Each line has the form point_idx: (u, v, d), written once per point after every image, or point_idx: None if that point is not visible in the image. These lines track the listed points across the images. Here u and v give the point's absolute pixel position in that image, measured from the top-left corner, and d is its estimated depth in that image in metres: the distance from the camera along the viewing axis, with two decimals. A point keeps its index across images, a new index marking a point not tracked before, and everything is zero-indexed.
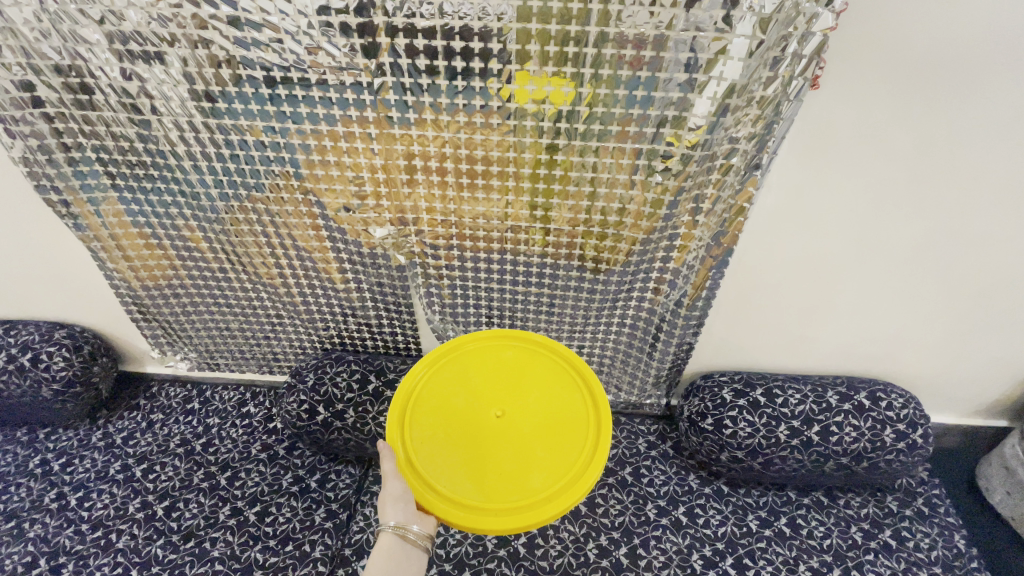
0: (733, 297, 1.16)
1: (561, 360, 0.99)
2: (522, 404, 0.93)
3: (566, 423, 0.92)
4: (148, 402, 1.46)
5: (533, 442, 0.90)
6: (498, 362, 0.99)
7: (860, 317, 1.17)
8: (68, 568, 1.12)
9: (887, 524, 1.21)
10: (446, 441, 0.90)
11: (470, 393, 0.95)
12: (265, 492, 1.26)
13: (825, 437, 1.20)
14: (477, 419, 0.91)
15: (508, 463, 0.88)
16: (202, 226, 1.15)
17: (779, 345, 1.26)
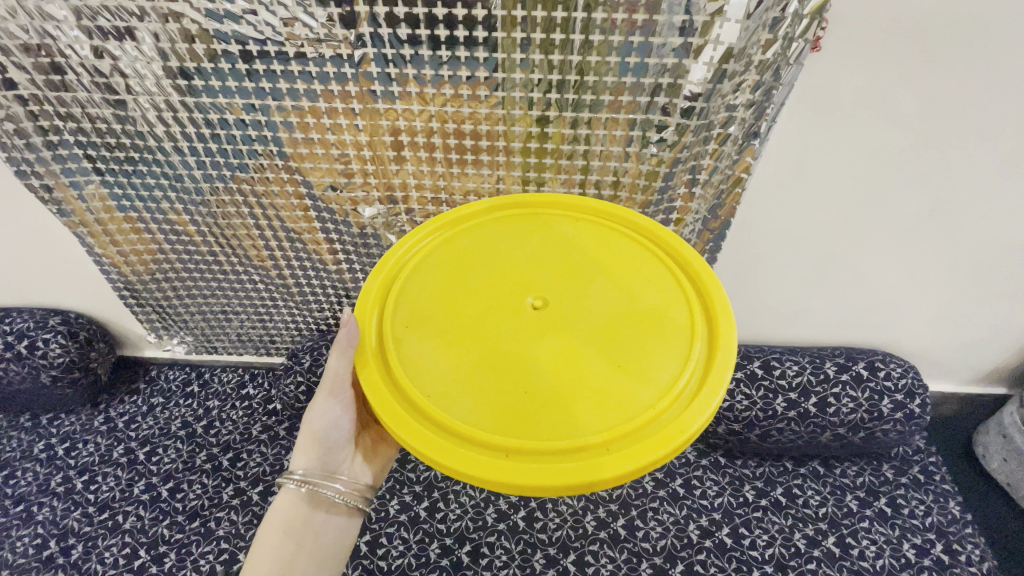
0: (735, 264, 1.12)
1: (625, 241, 0.80)
2: (574, 303, 0.72)
3: (647, 327, 0.71)
4: (148, 385, 1.47)
5: (588, 349, 0.68)
6: (531, 250, 0.78)
7: (865, 281, 1.14)
8: (78, 550, 1.15)
9: (883, 492, 1.22)
10: (461, 363, 0.68)
11: (490, 296, 0.73)
12: (268, 472, 1.27)
13: (822, 408, 1.20)
14: (509, 311, 0.71)
15: (568, 384, 0.66)
16: (189, 209, 1.13)
17: (779, 315, 1.24)
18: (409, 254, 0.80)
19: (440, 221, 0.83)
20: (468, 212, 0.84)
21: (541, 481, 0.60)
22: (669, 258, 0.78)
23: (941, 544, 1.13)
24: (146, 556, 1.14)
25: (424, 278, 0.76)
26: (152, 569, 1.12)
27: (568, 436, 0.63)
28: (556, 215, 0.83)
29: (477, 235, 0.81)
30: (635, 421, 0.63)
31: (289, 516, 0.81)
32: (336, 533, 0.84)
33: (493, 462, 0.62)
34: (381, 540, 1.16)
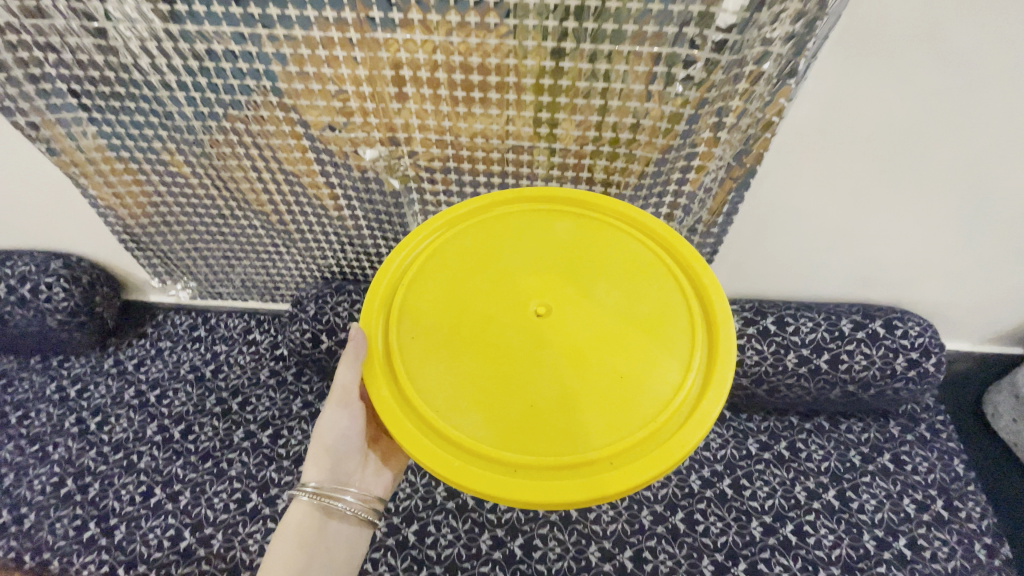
0: (745, 237, 1.10)
1: (630, 241, 0.76)
2: (579, 311, 0.69)
3: (649, 336, 0.69)
4: (155, 329, 1.47)
5: (591, 360, 0.67)
6: (534, 247, 0.75)
7: (875, 253, 1.12)
8: (95, 487, 1.18)
9: (888, 448, 1.22)
10: (466, 376, 0.67)
11: (493, 301, 0.70)
12: (277, 416, 1.29)
13: (834, 365, 1.18)
14: (510, 317, 0.69)
15: (569, 396, 0.66)
16: (182, 149, 1.07)
17: (786, 284, 1.23)
18: (411, 257, 0.76)
19: (442, 218, 0.79)
20: (470, 207, 0.79)
21: (545, 497, 0.61)
22: (669, 258, 0.75)
23: (941, 500, 1.14)
24: (162, 494, 1.17)
25: (428, 282, 0.73)
26: (168, 506, 1.15)
27: (571, 451, 0.63)
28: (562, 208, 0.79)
29: (478, 231, 0.78)
30: (634, 437, 0.64)
31: (303, 524, 0.80)
32: (348, 545, 0.83)
33: (500, 478, 0.63)
34: None
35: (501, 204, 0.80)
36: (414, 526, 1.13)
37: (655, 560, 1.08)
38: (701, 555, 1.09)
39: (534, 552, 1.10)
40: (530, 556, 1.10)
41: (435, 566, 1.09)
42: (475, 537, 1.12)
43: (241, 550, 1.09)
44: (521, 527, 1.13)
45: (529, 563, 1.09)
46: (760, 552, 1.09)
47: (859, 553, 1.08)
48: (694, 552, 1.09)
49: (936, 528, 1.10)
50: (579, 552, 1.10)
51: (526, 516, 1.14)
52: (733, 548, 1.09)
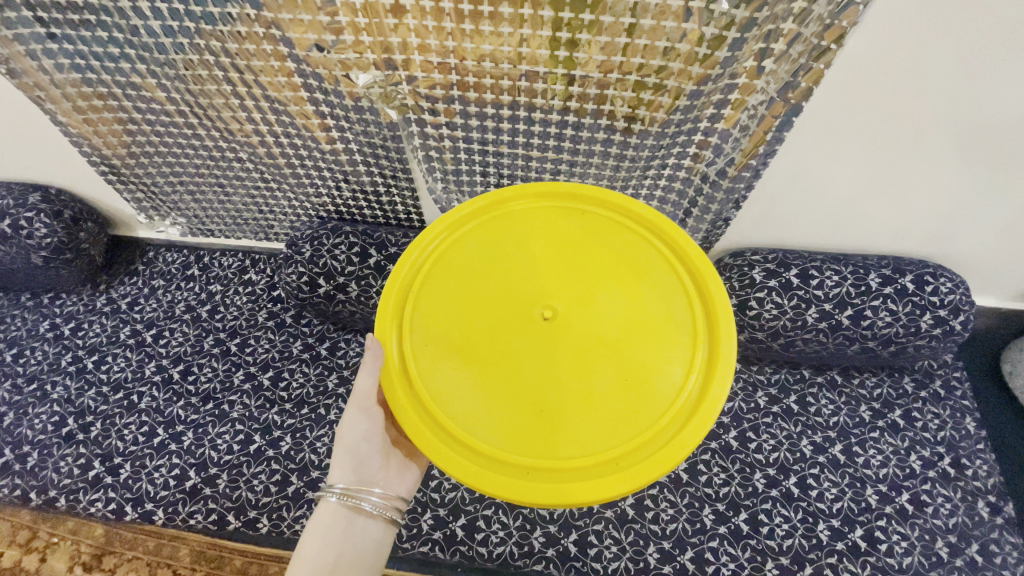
0: (772, 191, 1.03)
1: (636, 237, 0.68)
2: (588, 311, 0.63)
3: (657, 338, 0.63)
4: (147, 267, 1.41)
5: (601, 367, 0.61)
6: (540, 242, 0.67)
7: (907, 210, 1.04)
8: (97, 426, 1.18)
9: (899, 404, 1.19)
10: (469, 382, 0.62)
11: (497, 302, 0.64)
12: (277, 359, 1.26)
13: (856, 321, 1.12)
14: (514, 319, 0.63)
15: (577, 403, 0.61)
16: (154, 73, 0.96)
17: (807, 240, 1.16)
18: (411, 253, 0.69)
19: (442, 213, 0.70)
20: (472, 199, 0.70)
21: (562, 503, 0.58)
22: (676, 251, 0.67)
23: (949, 458, 1.13)
24: (164, 434, 1.17)
25: (428, 284, 0.66)
26: (172, 447, 1.15)
27: (582, 458, 0.60)
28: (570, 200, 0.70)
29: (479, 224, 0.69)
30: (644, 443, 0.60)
31: (328, 523, 0.74)
32: (375, 546, 0.76)
33: (514, 484, 0.59)
34: None
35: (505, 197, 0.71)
36: None
37: (656, 508, 1.09)
38: (703, 504, 1.09)
39: None
40: None
41: (438, 509, 1.10)
42: None
43: (246, 490, 1.10)
44: None
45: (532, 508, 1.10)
46: (762, 503, 1.09)
47: (859, 507, 1.08)
48: (695, 501, 1.09)
49: (940, 485, 1.10)
50: None
51: None
52: (735, 498, 1.09)
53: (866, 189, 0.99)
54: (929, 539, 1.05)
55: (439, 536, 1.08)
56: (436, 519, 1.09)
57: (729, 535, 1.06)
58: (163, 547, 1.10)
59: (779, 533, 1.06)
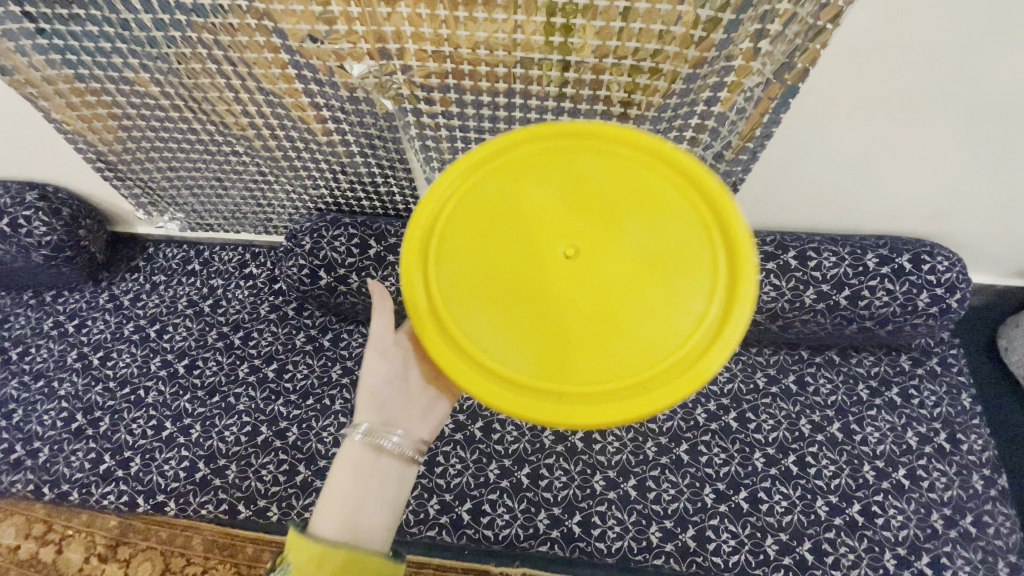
0: (769, 174, 1.03)
1: (654, 171, 0.66)
2: (607, 244, 0.63)
3: (681, 258, 0.64)
4: (147, 263, 1.42)
5: (621, 295, 0.62)
6: (562, 170, 0.66)
7: (905, 189, 1.04)
8: (105, 421, 1.20)
9: (896, 382, 1.21)
10: (495, 316, 0.64)
11: (522, 240, 0.64)
12: (280, 351, 1.27)
13: (854, 301, 1.13)
14: (538, 256, 0.63)
15: (598, 333, 0.63)
16: (147, 68, 0.95)
17: (806, 221, 1.17)
18: (438, 208, 0.67)
19: (459, 167, 0.68)
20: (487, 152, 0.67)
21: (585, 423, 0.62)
22: (689, 184, 0.65)
23: (944, 433, 1.15)
24: (172, 427, 1.18)
25: (452, 222, 0.66)
26: (180, 439, 1.17)
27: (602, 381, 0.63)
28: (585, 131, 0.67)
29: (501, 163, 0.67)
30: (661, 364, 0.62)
31: (353, 456, 0.75)
32: (399, 483, 0.76)
33: (545, 407, 0.63)
34: None
35: (520, 144, 0.67)
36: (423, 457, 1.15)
37: (658, 488, 1.11)
38: (703, 484, 1.11)
39: (541, 481, 1.12)
40: (537, 484, 1.12)
41: (444, 494, 1.12)
42: (483, 466, 1.14)
43: (255, 480, 1.12)
44: (528, 457, 1.14)
45: (536, 491, 1.12)
46: (761, 482, 1.11)
47: (857, 483, 1.10)
48: (696, 481, 1.12)
49: (936, 460, 1.12)
50: (584, 480, 1.12)
51: (533, 447, 1.15)
52: (735, 477, 1.12)
53: (864, 169, 0.99)
54: (925, 512, 1.07)
55: (446, 521, 1.10)
56: (443, 504, 1.11)
57: (729, 513, 1.08)
58: (176, 535, 1.12)
59: (778, 510, 1.08)
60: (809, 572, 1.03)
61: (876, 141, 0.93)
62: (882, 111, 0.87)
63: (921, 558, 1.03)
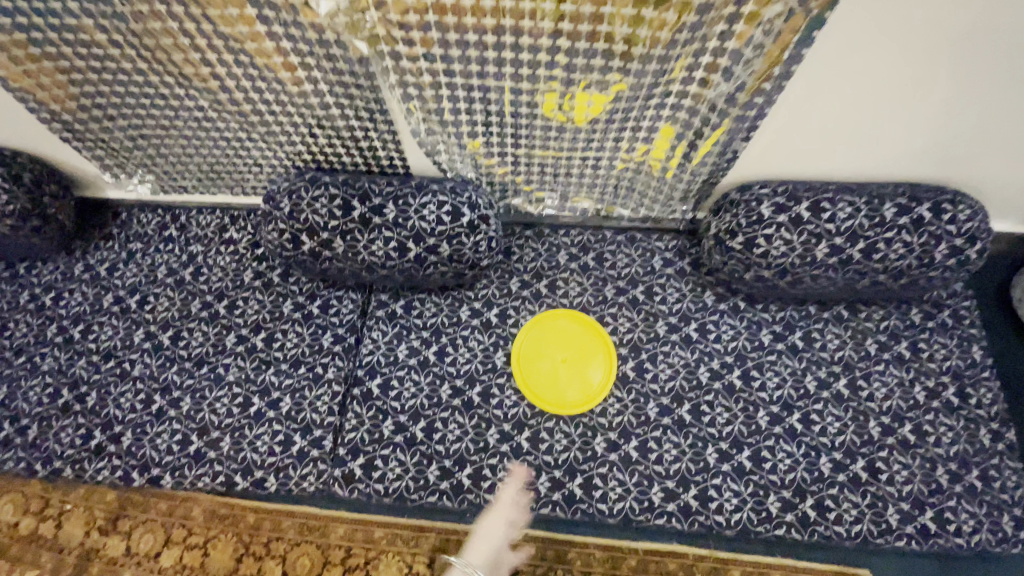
0: (786, 120, 0.94)
1: (596, 343, 1.17)
2: (579, 337, 1.18)
3: (605, 353, 1.16)
4: (121, 230, 1.34)
5: (579, 360, 1.15)
6: (559, 340, 1.18)
7: (933, 132, 0.95)
8: (92, 396, 1.16)
9: (906, 336, 1.17)
10: (533, 361, 1.16)
11: (544, 342, 1.17)
12: (268, 319, 1.21)
13: (868, 255, 1.07)
14: (552, 343, 1.17)
15: (572, 378, 1.14)
16: (90, 13, 0.87)
17: (822, 171, 1.08)
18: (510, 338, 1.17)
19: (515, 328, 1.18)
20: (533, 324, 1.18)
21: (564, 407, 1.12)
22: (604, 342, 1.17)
23: (953, 387, 1.12)
24: (162, 401, 1.15)
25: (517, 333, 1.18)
26: (170, 413, 1.14)
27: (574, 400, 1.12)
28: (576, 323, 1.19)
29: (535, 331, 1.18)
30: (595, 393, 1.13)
31: None
32: None
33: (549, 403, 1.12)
34: (393, 383, 1.15)
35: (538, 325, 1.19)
36: (421, 423, 1.12)
37: (660, 449, 1.09)
38: (706, 444, 1.09)
39: (541, 444, 1.10)
40: (537, 448, 1.10)
41: (444, 460, 1.10)
42: (482, 432, 1.11)
43: (250, 451, 1.10)
44: (527, 421, 1.12)
45: (536, 455, 1.10)
46: (765, 440, 1.09)
47: (862, 439, 1.08)
48: (699, 441, 1.10)
49: (943, 415, 1.10)
50: (585, 443, 1.10)
51: (532, 411, 1.13)
52: (738, 437, 1.10)
53: (890, 111, 0.91)
54: (930, 467, 1.06)
55: (446, 487, 1.08)
56: (442, 470, 1.09)
57: (732, 472, 1.07)
58: (176, 507, 1.11)
59: (782, 468, 1.07)
60: (811, 528, 1.03)
61: (915, 77, 0.84)
62: (927, 40, 0.77)
63: (924, 513, 1.03)
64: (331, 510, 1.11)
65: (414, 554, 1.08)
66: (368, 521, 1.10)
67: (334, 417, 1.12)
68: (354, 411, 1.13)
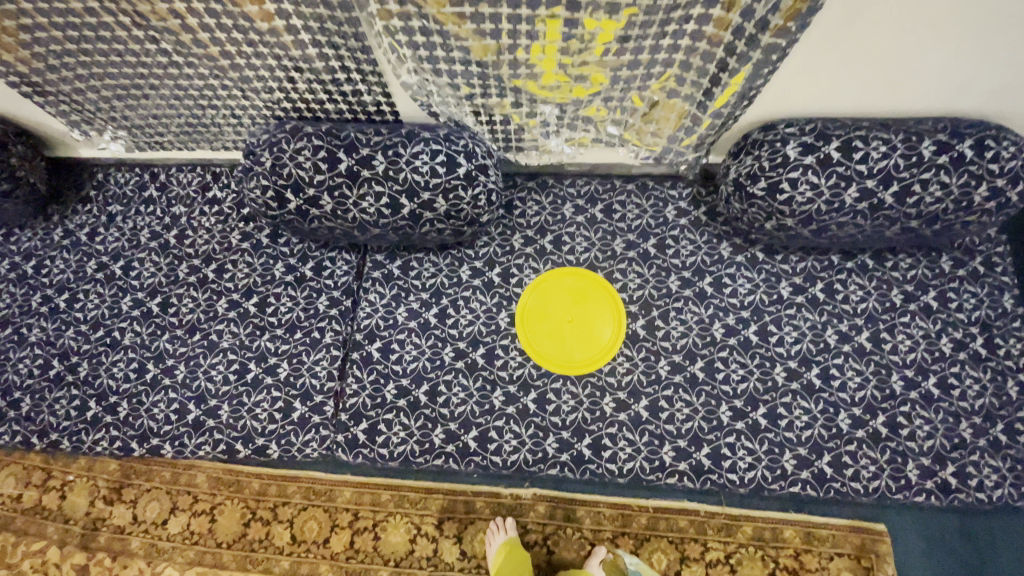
0: (822, 44, 0.83)
1: (604, 303, 1.11)
2: (585, 296, 1.11)
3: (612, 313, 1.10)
4: (99, 192, 1.26)
5: (586, 319, 1.10)
6: (568, 299, 1.11)
7: (992, 58, 0.83)
8: (84, 366, 1.13)
9: (934, 286, 1.09)
10: (542, 320, 1.10)
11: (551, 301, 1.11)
12: (259, 283, 1.15)
13: (901, 199, 0.98)
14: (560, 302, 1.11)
15: (579, 337, 1.09)
16: None
17: (858, 106, 0.97)
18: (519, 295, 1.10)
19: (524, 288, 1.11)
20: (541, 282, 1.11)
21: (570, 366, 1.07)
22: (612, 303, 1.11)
23: (982, 338, 1.06)
24: (155, 369, 1.12)
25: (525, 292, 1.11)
26: (166, 382, 1.11)
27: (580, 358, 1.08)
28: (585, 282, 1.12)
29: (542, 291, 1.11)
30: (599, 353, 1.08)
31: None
32: None
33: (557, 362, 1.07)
34: (393, 347, 1.10)
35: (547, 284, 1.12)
36: (424, 387, 1.08)
37: (671, 408, 1.05)
38: (719, 402, 1.05)
39: (548, 406, 1.07)
40: (544, 410, 1.07)
41: (448, 423, 1.07)
42: (487, 394, 1.08)
43: (250, 419, 1.07)
44: (533, 382, 1.08)
45: (543, 417, 1.06)
46: (781, 397, 1.05)
47: (883, 394, 1.04)
48: (712, 399, 1.06)
49: (970, 367, 1.05)
50: (593, 403, 1.06)
51: (538, 372, 1.08)
52: (753, 394, 1.05)
53: (945, 32, 0.79)
54: (953, 421, 1.02)
55: (452, 450, 1.06)
56: (447, 434, 1.06)
57: (746, 430, 1.04)
58: (180, 475, 1.09)
59: (798, 425, 1.03)
60: (828, 485, 1.00)
61: None
62: None
63: (945, 468, 1.00)
64: (336, 474, 1.09)
65: (421, 516, 1.06)
66: (373, 484, 1.08)
67: (334, 382, 1.09)
68: (355, 376, 1.09)
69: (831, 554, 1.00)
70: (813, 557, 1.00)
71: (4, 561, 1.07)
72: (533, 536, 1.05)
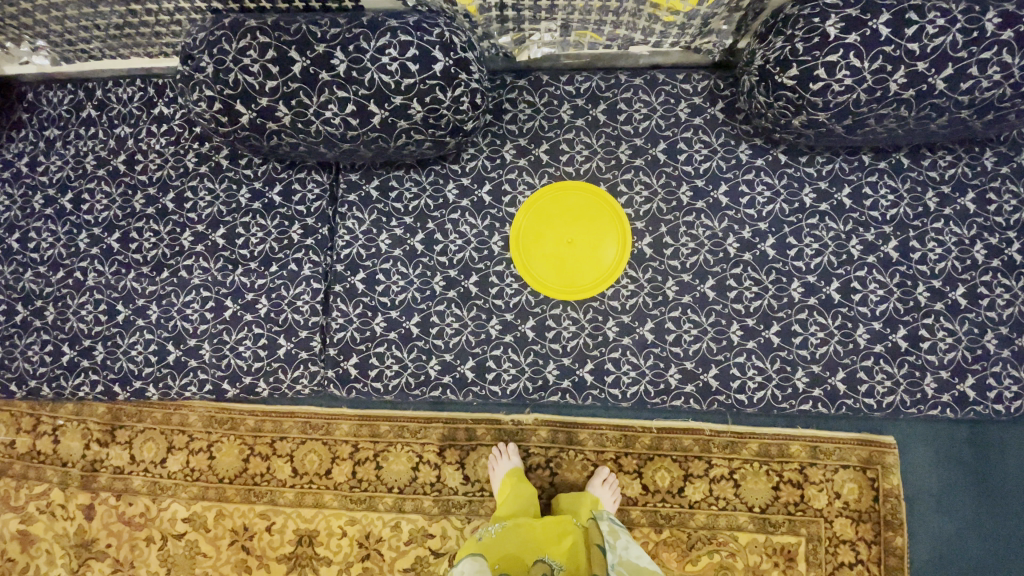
0: None
1: (606, 222, 1.00)
2: (586, 215, 1.00)
3: (612, 231, 1.00)
4: (31, 115, 1.10)
5: (587, 242, 1.00)
6: (567, 218, 1.00)
7: None
8: (51, 310, 1.06)
9: (973, 186, 0.97)
10: (541, 244, 1.00)
11: (550, 224, 1.00)
12: (225, 213, 1.04)
13: (953, 86, 0.82)
14: (559, 224, 1.00)
15: (580, 260, 1.00)
16: None
17: None
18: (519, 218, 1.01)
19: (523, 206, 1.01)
20: (541, 201, 1.01)
21: (572, 291, 1.00)
22: (614, 221, 1.00)
23: (1019, 243, 0.97)
24: (127, 311, 1.05)
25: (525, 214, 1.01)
26: (139, 323, 1.04)
27: (582, 284, 1.00)
28: (586, 199, 1.00)
29: (542, 213, 1.01)
30: (601, 277, 0.99)
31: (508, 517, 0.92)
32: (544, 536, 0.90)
33: (559, 288, 1.00)
34: (378, 277, 1.02)
35: (546, 202, 1.01)
36: (416, 318, 1.01)
37: (678, 330, 0.99)
38: (730, 321, 0.99)
39: (548, 333, 1.00)
40: (543, 337, 1.01)
41: (444, 354, 1.01)
42: (482, 323, 1.01)
43: (234, 357, 1.02)
44: (531, 309, 1.01)
45: (543, 344, 1.00)
46: (797, 314, 0.98)
47: (906, 307, 0.97)
48: (721, 319, 0.99)
49: (1002, 275, 0.96)
50: (595, 328, 1.00)
51: (536, 298, 1.01)
52: (766, 312, 0.99)
53: None
54: (977, 332, 0.96)
55: (449, 381, 1.01)
56: (443, 364, 1.01)
57: (757, 349, 0.98)
58: (171, 416, 1.06)
59: (813, 342, 0.98)
60: (840, 401, 0.97)
61: None
62: None
63: (964, 380, 0.96)
64: (332, 408, 1.06)
65: (422, 444, 1.04)
66: (370, 416, 1.05)
67: (318, 317, 1.01)
68: (340, 310, 1.02)
69: (836, 466, 0.99)
70: (818, 470, 0.99)
71: (11, 503, 1.07)
72: (535, 459, 1.03)
